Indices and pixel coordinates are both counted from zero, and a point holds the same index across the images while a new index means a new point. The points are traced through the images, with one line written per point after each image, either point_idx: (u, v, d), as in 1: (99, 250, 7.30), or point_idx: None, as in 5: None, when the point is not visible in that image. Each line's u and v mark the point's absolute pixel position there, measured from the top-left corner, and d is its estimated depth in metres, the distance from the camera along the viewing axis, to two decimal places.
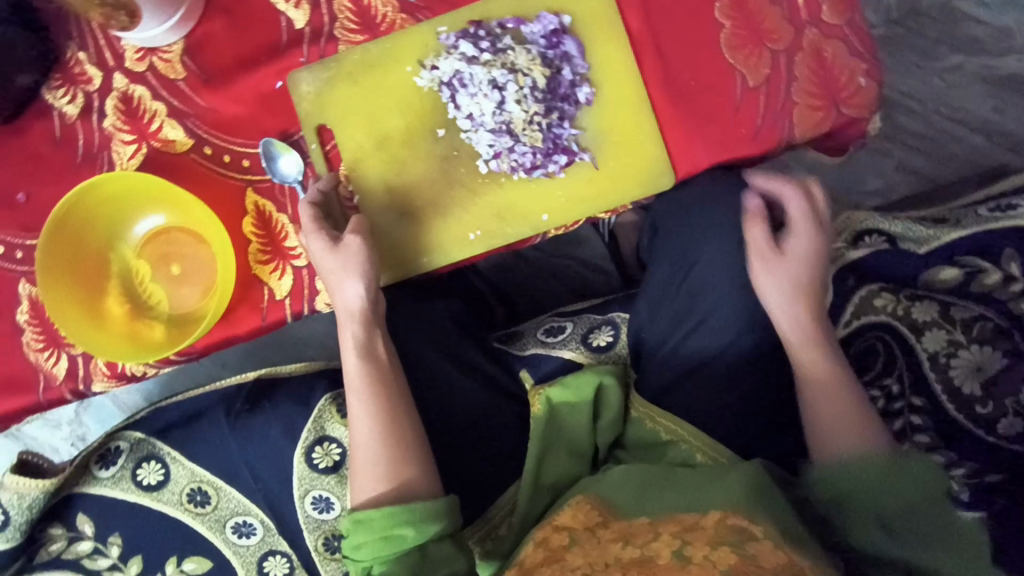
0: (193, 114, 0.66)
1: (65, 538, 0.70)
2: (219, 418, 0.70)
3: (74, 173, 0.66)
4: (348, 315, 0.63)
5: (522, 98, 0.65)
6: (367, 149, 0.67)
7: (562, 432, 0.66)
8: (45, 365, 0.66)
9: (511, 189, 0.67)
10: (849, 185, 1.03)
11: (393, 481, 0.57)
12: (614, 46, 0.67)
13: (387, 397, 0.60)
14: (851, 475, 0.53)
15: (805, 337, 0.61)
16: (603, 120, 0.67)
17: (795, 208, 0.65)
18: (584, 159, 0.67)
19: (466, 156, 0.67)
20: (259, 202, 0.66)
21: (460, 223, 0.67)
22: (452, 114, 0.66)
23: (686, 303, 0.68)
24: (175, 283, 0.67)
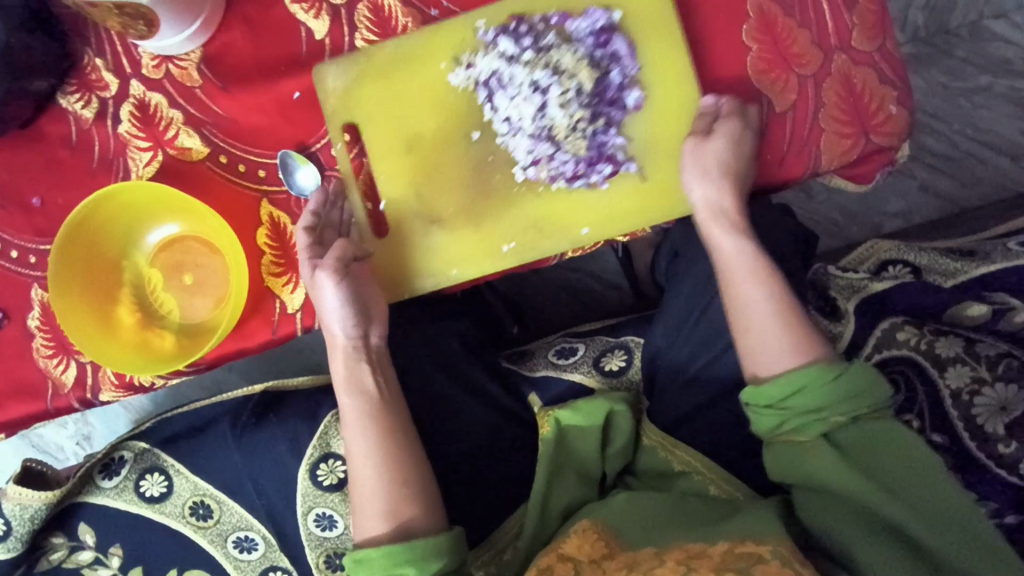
0: (211, 123, 0.65)
1: (66, 547, 0.69)
2: (225, 432, 0.69)
3: (88, 178, 0.66)
4: (335, 348, 0.63)
5: (566, 101, 0.64)
6: (394, 150, 0.66)
7: (571, 455, 0.65)
8: (54, 372, 0.65)
9: (550, 200, 0.65)
10: (870, 206, 1.02)
11: (391, 522, 0.58)
12: (665, 49, 0.64)
13: (384, 435, 0.61)
14: (790, 409, 0.54)
15: (743, 259, 0.61)
16: (650, 128, 0.65)
17: (725, 123, 0.62)
18: (630, 169, 0.65)
19: (502, 162, 0.65)
20: (274, 213, 0.65)
21: (496, 232, 0.66)
22: (487, 116, 0.65)
23: (707, 333, 0.66)
24: (187, 292, 0.66)
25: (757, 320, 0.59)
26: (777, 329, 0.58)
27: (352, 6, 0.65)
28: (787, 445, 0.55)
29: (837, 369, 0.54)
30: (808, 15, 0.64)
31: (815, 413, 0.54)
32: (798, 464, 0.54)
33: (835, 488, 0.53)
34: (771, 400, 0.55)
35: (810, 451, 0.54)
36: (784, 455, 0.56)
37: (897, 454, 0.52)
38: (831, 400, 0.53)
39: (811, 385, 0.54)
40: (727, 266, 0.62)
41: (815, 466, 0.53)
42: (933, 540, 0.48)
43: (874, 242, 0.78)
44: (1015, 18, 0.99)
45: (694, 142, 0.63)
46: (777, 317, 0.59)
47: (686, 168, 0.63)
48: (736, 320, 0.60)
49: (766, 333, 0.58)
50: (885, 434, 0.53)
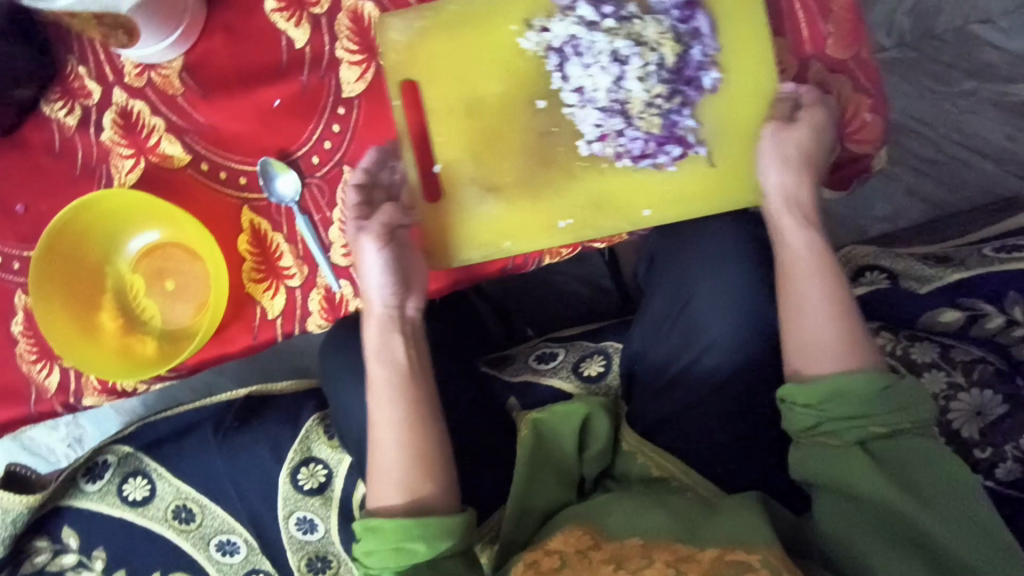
0: (192, 131, 0.66)
1: (50, 550, 0.69)
2: (207, 436, 0.70)
3: (72, 185, 0.67)
4: (370, 316, 0.60)
5: (645, 74, 0.62)
6: (455, 112, 0.64)
7: (551, 459, 0.65)
8: (37, 377, 0.66)
9: (612, 178, 0.64)
10: (855, 210, 1.02)
11: (407, 495, 0.57)
12: (747, 29, 0.63)
13: (413, 410, 0.59)
14: (833, 407, 0.53)
15: (814, 251, 0.58)
16: (726, 110, 0.64)
17: (811, 112, 0.61)
18: (699, 153, 0.64)
19: (566, 134, 0.63)
20: (255, 220, 0.66)
21: (555, 208, 0.64)
22: (556, 84, 0.63)
23: (682, 338, 0.66)
24: (169, 298, 0.67)
25: (813, 309, 0.57)
26: (828, 323, 0.56)
27: (333, 15, 0.65)
28: (815, 445, 0.55)
29: (884, 382, 0.52)
30: (783, 24, 0.65)
31: (855, 418, 0.53)
32: (827, 466, 0.53)
33: (863, 496, 0.52)
34: (813, 400, 0.54)
35: (845, 457, 0.53)
36: (813, 454, 0.55)
37: (932, 468, 0.51)
38: (875, 406, 0.53)
39: (858, 387, 0.53)
40: (787, 252, 0.59)
41: (848, 472, 0.52)
42: (961, 556, 0.48)
43: (858, 248, 0.78)
44: (1000, 23, 0.99)
45: (777, 125, 0.61)
46: (832, 316, 0.57)
47: (764, 153, 0.61)
48: (785, 301, 0.58)
49: (820, 326, 0.56)
50: (920, 448, 0.52)
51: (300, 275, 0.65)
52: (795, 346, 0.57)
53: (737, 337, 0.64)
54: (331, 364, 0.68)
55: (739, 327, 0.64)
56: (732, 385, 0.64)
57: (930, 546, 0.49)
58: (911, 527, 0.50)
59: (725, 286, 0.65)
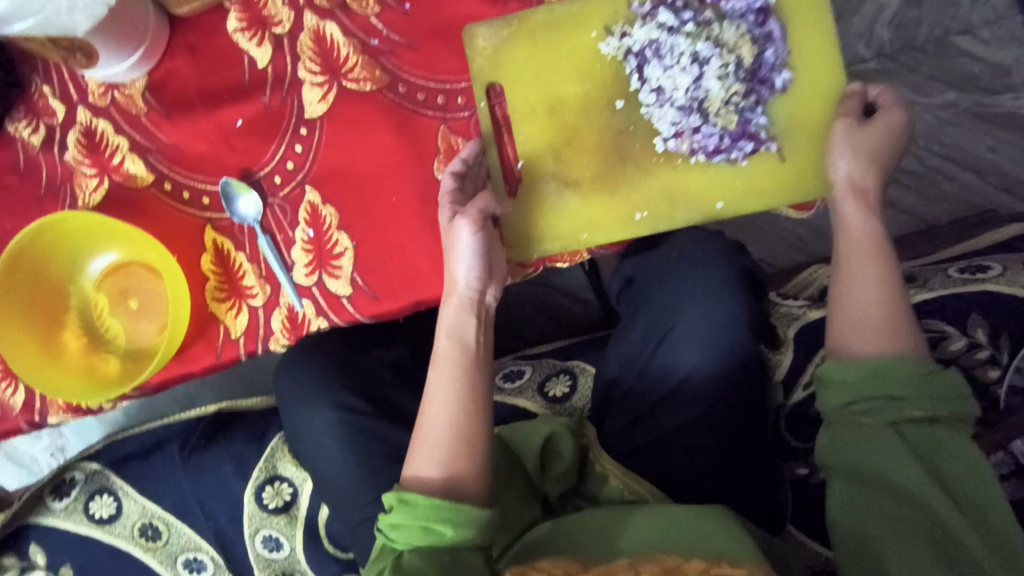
0: (155, 150, 0.66)
1: (17, 568, 0.69)
2: (174, 454, 0.70)
3: (36, 205, 0.67)
4: (451, 295, 0.60)
5: (724, 75, 0.59)
6: (537, 112, 0.62)
7: (516, 478, 0.64)
8: (3, 395, 0.66)
9: (686, 173, 0.61)
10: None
11: (448, 469, 0.56)
12: (819, 35, 0.60)
13: (472, 394, 0.58)
14: (883, 383, 0.52)
15: (878, 240, 0.56)
16: (797, 109, 0.60)
17: (890, 112, 0.58)
18: (770, 148, 0.60)
19: (643, 132, 0.61)
20: (217, 239, 0.66)
21: (628, 201, 0.61)
22: (634, 86, 0.61)
23: (661, 368, 0.65)
24: (132, 317, 0.67)
25: (869, 292, 0.55)
26: (880, 307, 0.54)
27: (295, 36, 0.64)
28: (850, 425, 0.53)
29: (931, 366, 0.52)
30: None
31: (893, 402, 0.52)
32: (856, 446, 0.53)
33: (891, 480, 0.51)
34: (849, 377, 0.53)
35: (877, 438, 0.52)
36: (843, 434, 0.54)
37: (963, 460, 0.50)
38: (916, 390, 0.51)
39: (899, 369, 0.52)
40: (844, 234, 0.57)
41: (878, 455, 0.51)
42: (980, 551, 0.47)
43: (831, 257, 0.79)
44: (981, 34, 0.98)
45: (852, 119, 0.58)
46: (885, 303, 0.54)
47: (834, 145, 0.58)
48: (836, 280, 0.57)
49: (875, 305, 0.54)
50: (952, 439, 0.51)
51: (263, 294, 0.65)
52: (847, 327, 0.55)
53: (713, 371, 0.63)
54: (286, 389, 0.68)
55: (717, 358, 0.63)
56: (708, 419, 0.62)
57: (949, 535, 0.48)
58: (933, 518, 0.49)
59: (705, 316, 0.64)
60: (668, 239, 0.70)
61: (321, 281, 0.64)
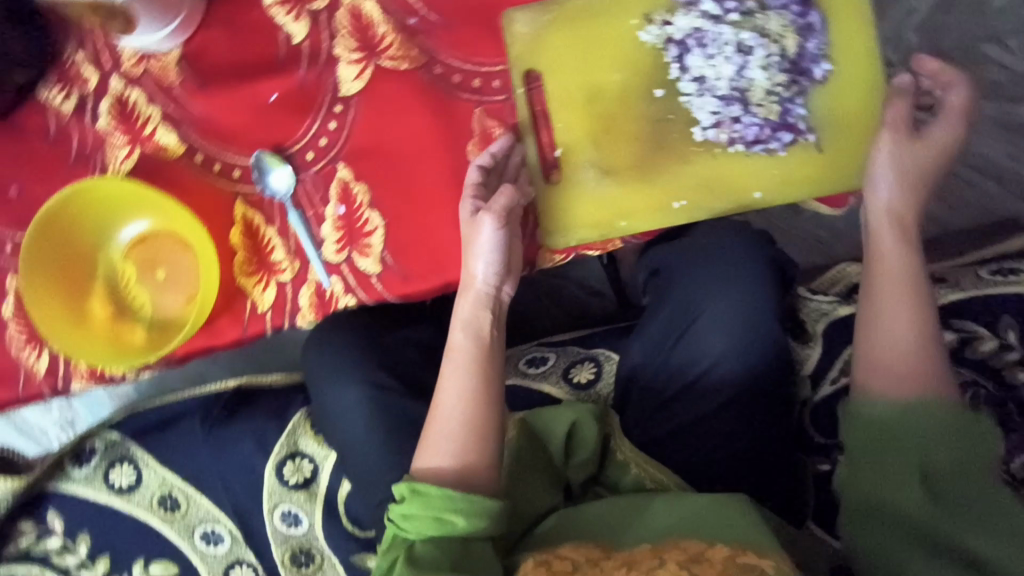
0: (188, 121, 0.66)
1: (34, 533, 0.70)
2: (195, 426, 0.70)
3: (68, 172, 0.66)
4: (468, 288, 0.61)
5: (767, 65, 0.60)
6: (575, 101, 0.62)
7: (538, 465, 0.64)
8: (27, 361, 0.66)
9: (725, 162, 0.60)
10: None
11: (460, 461, 0.56)
12: (858, 29, 0.59)
13: (486, 388, 0.59)
14: (902, 424, 0.50)
15: (907, 257, 0.56)
16: (836, 99, 0.60)
17: (938, 134, 0.58)
18: (808, 140, 0.60)
19: (682, 120, 0.60)
20: (247, 213, 0.65)
21: (665, 188, 0.61)
22: (674, 74, 0.60)
23: (686, 358, 0.65)
24: (159, 288, 0.67)
25: (896, 308, 0.54)
26: (907, 326, 0.54)
27: (333, 12, 0.64)
28: (864, 464, 0.52)
29: (948, 400, 0.50)
30: None
31: (911, 443, 0.50)
32: (870, 485, 0.51)
33: (909, 517, 0.49)
34: (873, 414, 0.52)
35: (892, 478, 0.50)
36: (856, 474, 0.52)
37: (979, 490, 0.49)
38: (933, 428, 0.49)
39: (919, 411, 0.50)
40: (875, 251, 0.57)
41: (894, 494, 0.50)
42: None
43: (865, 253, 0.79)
44: (1009, 43, 0.97)
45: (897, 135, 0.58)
46: (912, 320, 0.54)
47: (878, 164, 0.58)
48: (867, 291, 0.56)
49: (906, 350, 0.53)
50: (969, 471, 0.49)
51: (292, 270, 0.65)
52: (874, 344, 0.55)
53: (738, 365, 0.63)
54: (315, 363, 0.68)
55: (743, 353, 0.63)
56: (727, 411, 0.63)
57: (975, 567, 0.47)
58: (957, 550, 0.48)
59: (732, 309, 0.64)
60: (691, 230, 0.70)
61: (350, 259, 0.64)
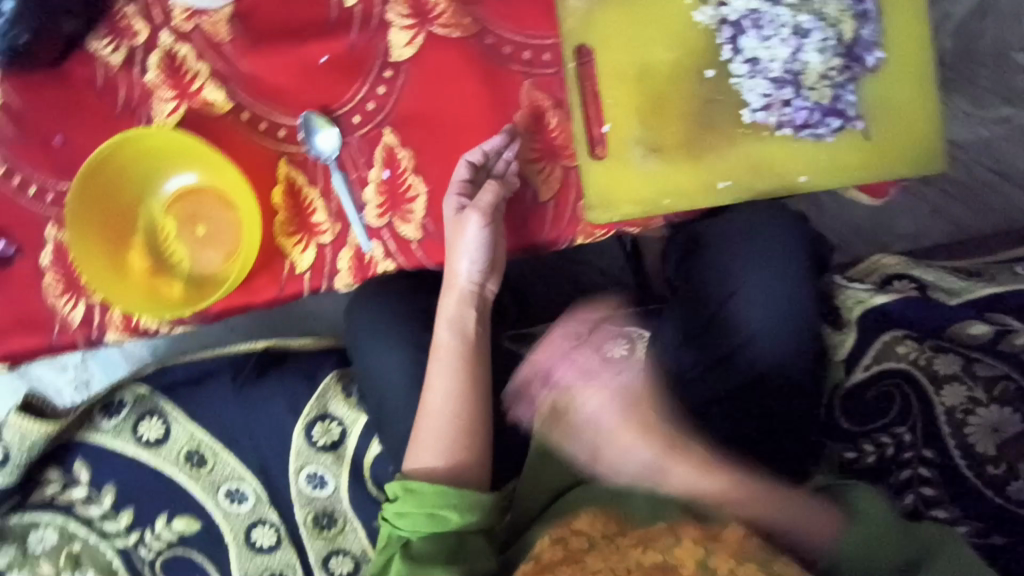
0: (236, 79, 0.65)
1: (60, 482, 0.70)
2: (225, 383, 0.71)
3: (111, 123, 0.66)
4: (453, 285, 0.65)
5: (823, 48, 0.60)
6: (626, 78, 0.62)
7: (567, 436, 0.65)
8: (62, 310, 0.66)
9: (772, 146, 0.60)
10: (883, 223, 1.01)
11: (450, 459, 0.60)
12: (912, 18, 0.60)
13: (471, 383, 0.63)
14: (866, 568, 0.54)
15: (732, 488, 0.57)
16: (887, 88, 0.60)
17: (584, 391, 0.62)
18: (857, 127, 0.60)
19: (732, 102, 0.61)
20: (290, 173, 0.65)
21: (711, 169, 0.61)
22: (726, 56, 0.61)
23: (718, 334, 0.66)
24: (199, 243, 0.67)
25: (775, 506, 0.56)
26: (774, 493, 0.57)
27: None
28: None
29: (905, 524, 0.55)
30: None
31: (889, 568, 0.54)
32: None
33: None
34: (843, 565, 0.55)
35: None
36: None
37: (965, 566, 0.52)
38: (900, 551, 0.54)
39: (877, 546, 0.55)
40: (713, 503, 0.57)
41: None
42: None
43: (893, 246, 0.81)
44: None
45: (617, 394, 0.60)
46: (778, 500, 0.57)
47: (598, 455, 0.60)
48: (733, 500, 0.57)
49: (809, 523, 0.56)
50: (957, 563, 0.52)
51: (332, 232, 0.65)
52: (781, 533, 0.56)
53: (769, 345, 0.63)
54: (356, 324, 0.70)
55: (775, 333, 0.63)
56: (758, 387, 0.64)
57: None
58: None
59: (768, 288, 0.64)
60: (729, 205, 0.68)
61: (392, 224, 0.64)
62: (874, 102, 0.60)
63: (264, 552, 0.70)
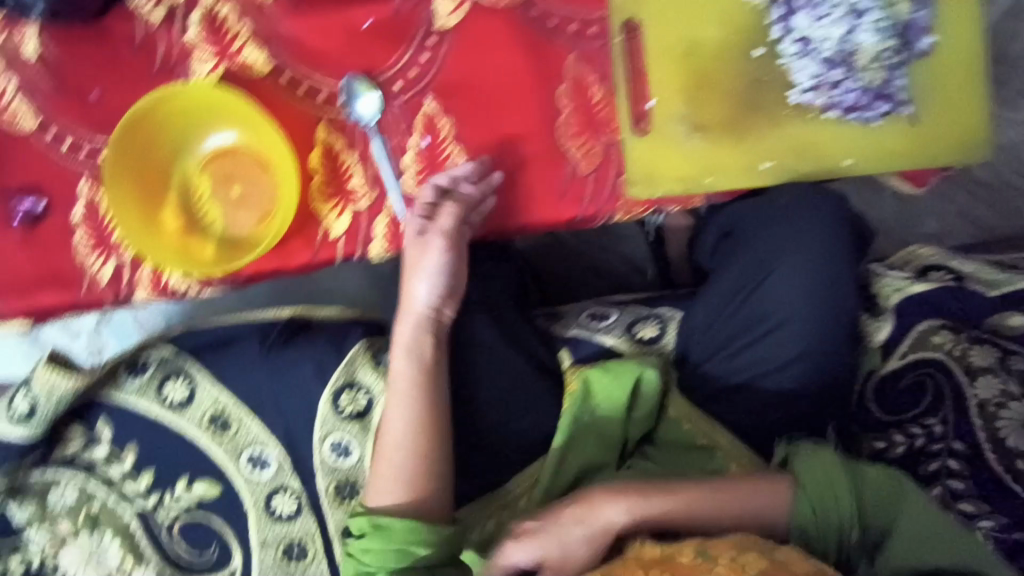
0: (277, 41, 0.65)
1: (83, 439, 0.70)
2: (252, 348, 0.70)
3: (149, 80, 0.65)
4: (410, 312, 0.65)
5: (879, 28, 0.59)
6: (674, 53, 0.61)
7: (596, 414, 0.65)
8: (92, 268, 0.65)
9: (817, 129, 0.60)
10: (942, 212, 0.99)
11: (409, 489, 0.61)
12: (967, 5, 0.60)
13: (426, 406, 0.63)
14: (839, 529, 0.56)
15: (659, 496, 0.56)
16: (937, 74, 0.60)
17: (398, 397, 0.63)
18: (903, 113, 0.60)
19: (780, 83, 0.60)
20: (330, 137, 0.65)
21: (755, 150, 0.60)
22: (776, 35, 0.60)
23: (751, 316, 0.64)
24: (233, 204, 0.67)
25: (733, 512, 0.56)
26: (699, 499, 0.57)
27: None
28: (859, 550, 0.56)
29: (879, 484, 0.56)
30: None
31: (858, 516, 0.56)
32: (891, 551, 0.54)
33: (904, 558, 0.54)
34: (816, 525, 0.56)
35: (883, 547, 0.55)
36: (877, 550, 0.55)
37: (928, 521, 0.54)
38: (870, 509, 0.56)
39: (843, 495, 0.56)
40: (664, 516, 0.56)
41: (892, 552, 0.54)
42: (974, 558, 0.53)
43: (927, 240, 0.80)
44: None
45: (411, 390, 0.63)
46: (717, 504, 0.56)
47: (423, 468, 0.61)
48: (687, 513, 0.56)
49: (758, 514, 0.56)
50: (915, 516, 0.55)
51: (369, 198, 0.64)
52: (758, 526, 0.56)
53: (806, 327, 0.62)
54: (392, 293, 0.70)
55: (813, 315, 0.63)
56: (791, 368, 0.63)
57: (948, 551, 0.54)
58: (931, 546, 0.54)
59: (808, 269, 0.63)
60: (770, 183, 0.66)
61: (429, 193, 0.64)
62: (925, 89, 0.60)
63: (284, 520, 0.70)
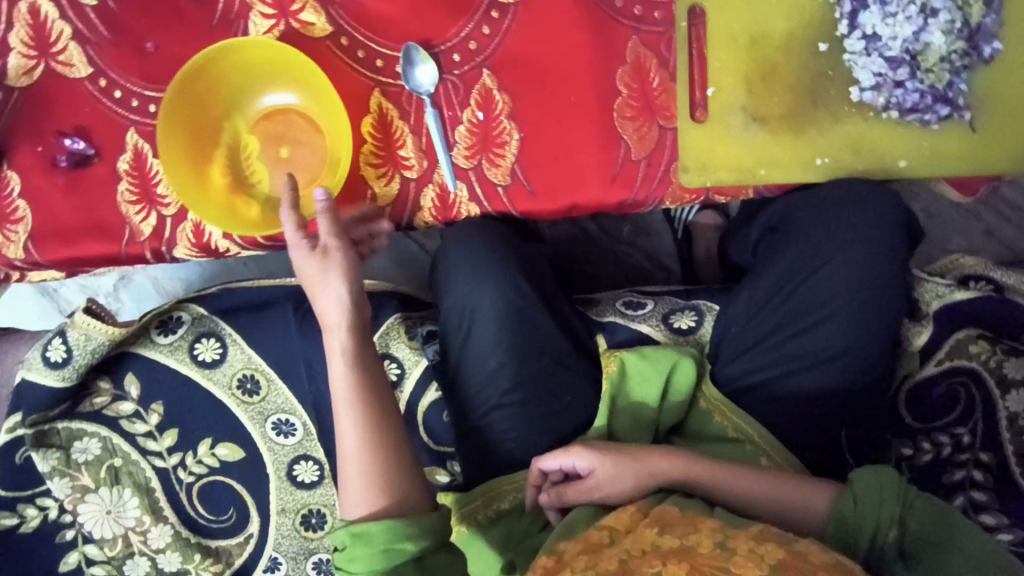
0: (338, 3, 0.64)
1: (110, 394, 0.69)
2: (288, 314, 0.69)
3: (207, 34, 0.65)
4: (328, 326, 0.58)
5: (948, 30, 0.60)
6: (737, 44, 0.63)
7: (630, 399, 0.63)
8: (134, 220, 0.65)
9: (875, 127, 0.63)
10: (960, 238, 0.83)
11: (384, 494, 0.56)
12: None
13: (372, 416, 0.57)
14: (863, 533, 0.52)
15: (711, 467, 0.56)
16: (996, 80, 0.63)
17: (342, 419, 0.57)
18: (964, 117, 0.63)
19: (841, 79, 0.63)
20: (383, 104, 0.64)
21: (812, 145, 0.63)
22: (842, 31, 0.62)
23: (794, 310, 0.63)
24: (281, 165, 0.66)
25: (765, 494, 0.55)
26: (742, 480, 0.56)
27: None
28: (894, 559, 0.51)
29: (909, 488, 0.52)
30: None
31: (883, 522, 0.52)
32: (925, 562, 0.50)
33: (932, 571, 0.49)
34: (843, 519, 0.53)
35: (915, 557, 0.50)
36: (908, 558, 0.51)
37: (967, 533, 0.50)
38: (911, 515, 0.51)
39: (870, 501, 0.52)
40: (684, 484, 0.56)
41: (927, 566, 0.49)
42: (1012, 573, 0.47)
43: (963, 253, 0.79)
44: None
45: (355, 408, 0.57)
46: (758, 477, 0.56)
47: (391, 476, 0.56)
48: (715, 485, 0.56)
49: (794, 506, 0.55)
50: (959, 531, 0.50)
51: (418, 168, 0.64)
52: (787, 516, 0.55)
53: (850, 322, 0.61)
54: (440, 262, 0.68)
55: (861, 310, 0.61)
56: (835, 363, 0.61)
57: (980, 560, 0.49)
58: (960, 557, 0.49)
59: (859, 262, 0.62)
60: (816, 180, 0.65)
61: (481, 167, 0.64)
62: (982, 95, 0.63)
63: (305, 487, 0.69)
